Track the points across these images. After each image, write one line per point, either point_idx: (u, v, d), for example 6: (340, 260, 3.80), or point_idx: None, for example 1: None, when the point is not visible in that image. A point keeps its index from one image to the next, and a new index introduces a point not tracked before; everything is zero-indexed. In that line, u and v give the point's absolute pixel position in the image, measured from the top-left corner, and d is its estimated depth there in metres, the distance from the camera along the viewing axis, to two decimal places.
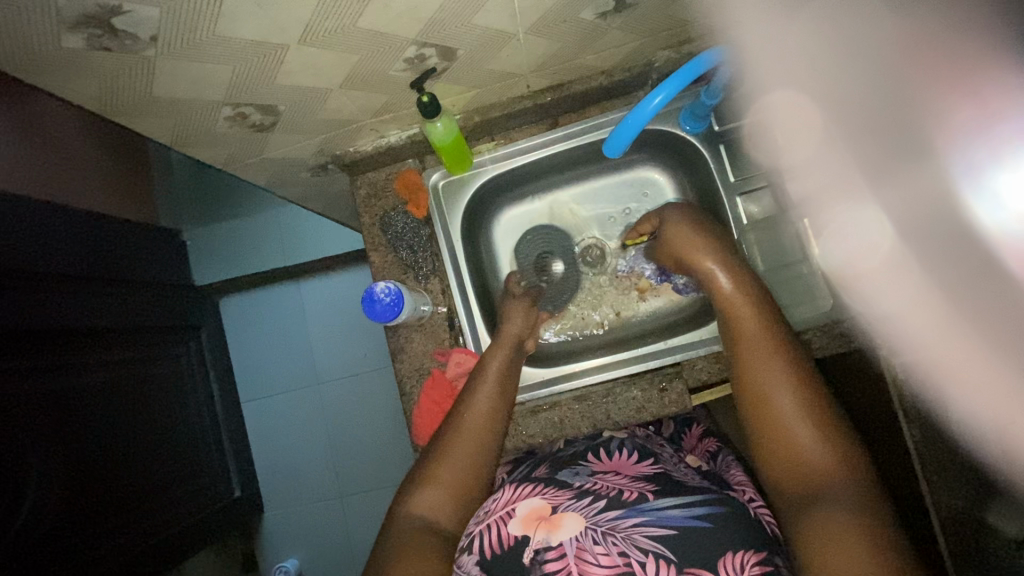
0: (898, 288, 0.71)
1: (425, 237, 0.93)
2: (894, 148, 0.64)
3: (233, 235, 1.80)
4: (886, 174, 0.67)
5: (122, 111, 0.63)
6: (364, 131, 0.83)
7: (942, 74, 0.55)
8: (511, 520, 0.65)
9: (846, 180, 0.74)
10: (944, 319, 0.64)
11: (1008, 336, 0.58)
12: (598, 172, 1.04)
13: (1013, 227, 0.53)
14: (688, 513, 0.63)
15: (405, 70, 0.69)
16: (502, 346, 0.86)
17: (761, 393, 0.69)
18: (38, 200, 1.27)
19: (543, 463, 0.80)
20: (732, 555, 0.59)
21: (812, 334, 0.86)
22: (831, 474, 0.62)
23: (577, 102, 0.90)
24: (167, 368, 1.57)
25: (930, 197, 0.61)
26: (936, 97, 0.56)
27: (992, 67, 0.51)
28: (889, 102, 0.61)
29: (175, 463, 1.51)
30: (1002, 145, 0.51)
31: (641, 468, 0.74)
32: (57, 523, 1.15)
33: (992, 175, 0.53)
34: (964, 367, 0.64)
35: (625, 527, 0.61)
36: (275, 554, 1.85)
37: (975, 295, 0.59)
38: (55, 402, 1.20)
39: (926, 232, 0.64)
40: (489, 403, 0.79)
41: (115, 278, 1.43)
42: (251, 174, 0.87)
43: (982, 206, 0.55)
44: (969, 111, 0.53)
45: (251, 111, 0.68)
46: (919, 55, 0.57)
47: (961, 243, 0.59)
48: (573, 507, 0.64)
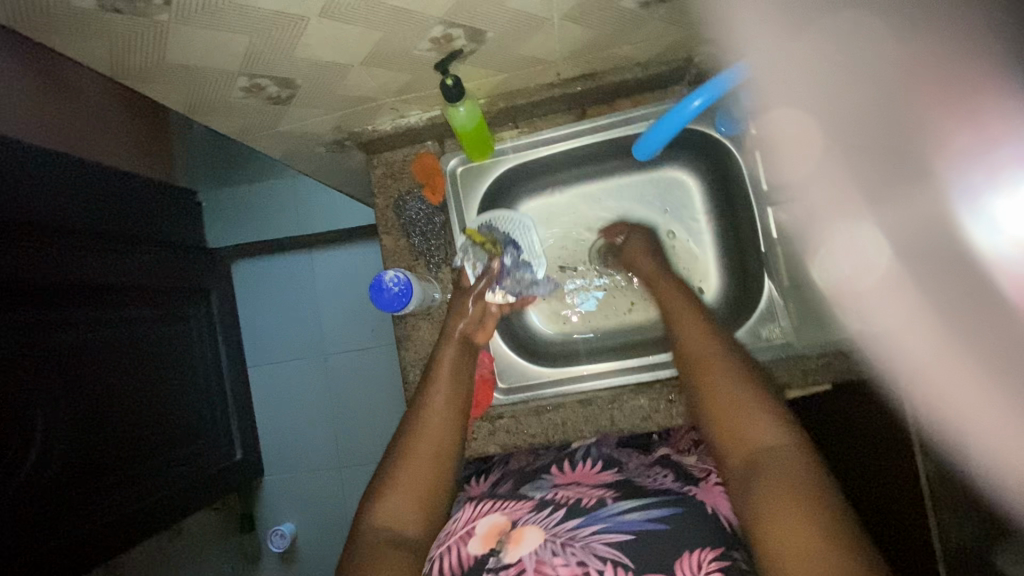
0: (899, 311, 0.75)
1: (439, 224, 0.90)
2: (900, 173, 0.68)
3: (254, 203, 1.81)
4: (889, 198, 0.72)
5: (139, 78, 0.61)
6: (384, 110, 0.79)
7: (941, 101, 0.59)
8: (470, 539, 0.64)
9: (851, 202, 0.79)
10: (939, 334, 0.70)
11: (997, 353, 0.61)
12: (625, 169, 0.99)
13: (1006, 250, 0.58)
14: (646, 516, 0.62)
15: (430, 50, 0.65)
16: (452, 342, 0.82)
17: (701, 371, 0.72)
18: (54, 151, 1.26)
19: (510, 478, 0.79)
20: (690, 556, 0.57)
21: (831, 358, 0.83)
22: (775, 450, 0.62)
23: (609, 94, 0.86)
24: (177, 329, 1.58)
25: (929, 215, 0.66)
26: (940, 125, 0.60)
27: (989, 97, 0.54)
28: (897, 129, 0.66)
29: (179, 422, 1.53)
30: (999, 169, 0.55)
31: (604, 476, 0.73)
32: (62, 473, 1.18)
33: (989, 200, 0.57)
34: (947, 380, 0.70)
35: (584, 536, 0.60)
36: (270, 518, 1.88)
37: (969, 314, 0.64)
38: (63, 356, 1.21)
39: (923, 250, 0.69)
40: (444, 407, 0.75)
41: (127, 236, 1.43)
42: (265, 146, 0.84)
43: (979, 229, 0.60)
44: (971, 136, 0.57)
45: (267, 83, 0.65)
46: (916, 89, 0.62)
47: (962, 264, 0.63)
48: (532, 520, 0.63)
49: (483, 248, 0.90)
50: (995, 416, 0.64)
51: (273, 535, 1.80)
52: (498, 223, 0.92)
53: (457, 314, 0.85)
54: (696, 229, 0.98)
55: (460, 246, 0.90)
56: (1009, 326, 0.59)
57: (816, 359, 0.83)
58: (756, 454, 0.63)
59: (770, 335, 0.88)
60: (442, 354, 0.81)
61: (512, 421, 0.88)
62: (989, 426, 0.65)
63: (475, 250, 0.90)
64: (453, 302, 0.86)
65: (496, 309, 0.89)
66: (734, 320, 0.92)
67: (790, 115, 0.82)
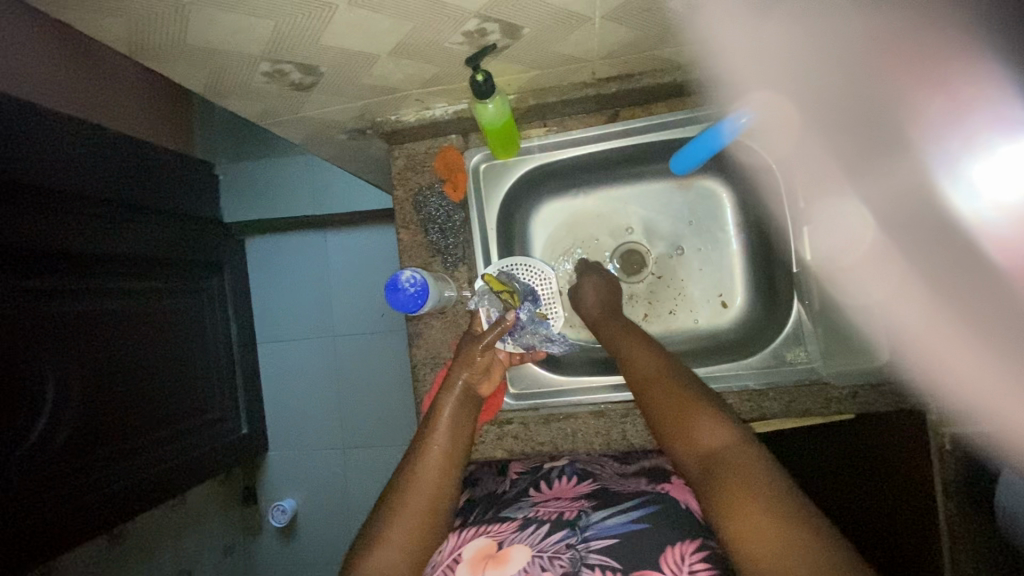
0: (882, 287, 0.76)
1: (458, 221, 0.88)
2: (875, 145, 0.68)
3: (264, 177, 1.73)
4: (867, 171, 0.72)
5: (160, 58, 0.59)
6: (408, 101, 0.76)
7: (915, 72, 0.58)
8: (456, 567, 0.60)
9: (830, 176, 0.79)
10: (927, 309, 0.69)
11: (984, 317, 0.62)
12: (654, 174, 0.96)
13: (991, 216, 0.59)
14: (626, 519, 0.62)
15: (463, 43, 0.62)
16: (452, 393, 0.76)
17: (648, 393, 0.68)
18: (61, 113, 1.27)
19: (486, 504, 0.74)
20: (673, 549, 0.57)
21: (858, 389, 0.80)
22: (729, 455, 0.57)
23: (643, 97, 0.83)
24: (188, 302, 1.58)
25: (910, 185, 0.66)
26: (910, 96, 0.60)
27: (962, 62, 0.55)
28: (867, 102, 0.65)
29: (186, 395, 1.54)
30: (973, 135, 0.56)
31: (580, 489, 0.72)
32: (69, 441, 1.18)
33: (966, 165, 0.59)
34: (938, 351, 0.70)
35: (571, 547, 0.59)
36: (273, 493, 1.90)
37: (959, 283, 0.64)
38: (73, 324, 1.21)
39: (905, 222, 0.70)
40: (443, 459, 0.69)
41: (141, 206, 1.42)
42: (285, 130, 0.82)
43: (960, 196, 0.61)
44: (941, 101, 0.58)
45: (290, 69, 0.63)
46: (888, 58, 0.59)
47: (944, 233, 0.64)
48: (518, 539, 0.61)
49: (502, 297, 0.83)
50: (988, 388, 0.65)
51: (274, 510, 1.82)
52: (518, 272, 0.87)
53: (464, 363, 0.79)
54: (719, 243, 0.96)
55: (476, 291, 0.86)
56: (1003, 294, 0.59)
57: (841, 389, 0.80)
58: (712, 460, 0.57)
59: (795, 358, 0.85)
60: (442, 406, 0.74)
61: (520, 427, 0.86)
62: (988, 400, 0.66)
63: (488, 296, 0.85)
64: (462, 347, 0.82)
65: (505, 357, 0.86)
66: (757, 339, 0.91)
67: (764, 99, 0.77)
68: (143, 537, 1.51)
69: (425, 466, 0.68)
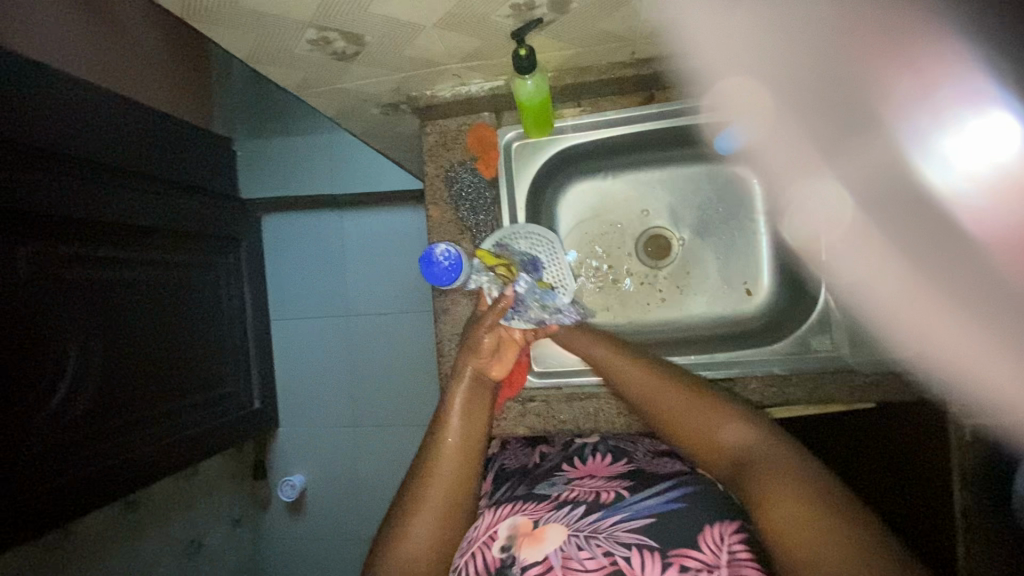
0: (866, 264, 0.80)
1: (488, 199, 0.89)
2: (851, 125, 0.74)
3: (284, 154, 1.74)
4: (845, 152, 0.79)
5: (208, 20, 0.60)
6: (446, 75, 0.76)
7: (880, 50, 0.63)
8: (493, 543, 0.61)
9: (808, 160, 0.86)
10: (908, 282, 0.75)
11: (959, 290, 0.67)
12: (684, 159, 0.96)
13: (964, 187, 0.63)
14: (664, 499, 0.62)
15: (509, 17, 0.62)
16: (462, 381, 0.77)
17: (652, 405, 0.73)
18: (84, 79, 1.28)
19: (520, 481, 0.74)
20: (712, 528, 0.56)
21: (883, 378, 0.81)
22: (752, 452, 0.61)
23: (679, 79, 0.84)
24: (204, 275, 1.59)
25: (885, 161, 0.72)
26: (884, 75, 0.64)
27: (922, 40, 0.59)
28: (849, 86, 0.69)
29: (200, 368, 1.55)
30: (943, 110, 0.60)
31: (616, 468, 0.73)
32: (89, 407, 1.20)
33: (939, 140, 0.63)
34: (922, 324, 0.74)
35: (608, 527, 0.59)
36: (283, 469, 1.93)
37: (934, 252, 0.69)
38: (94, 291, 1.22)
39: (882, 197, 0.75)
40: (459, 446, 0.72)
41: (161, 178, 1.42)
42: (319, 102, 0.82)
43: (934, 170, 0.66)
44: (911, 78, 0.62)
45: (335, 37, 0.63)
46: (857, 39, 0.65)
47: (922, 206, 0.69)
48: (555, 518, 0.61)
49: (499, 272, 0.83)
50: (970, 354, 0.68)
51: (284, 485, 1.85)
52: (514, 240, 0.87)
53: (470, 351, 0.79)
54: (745, 230, 0.96)
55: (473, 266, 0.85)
56: (978, 262, 0.63)
57: (865, 376, 0.81)
58: (738, 459, 0.62)
59: (819, 347, 0.85)
60: (453, 397, 0.76)
61: (543, 405, 0.88)
62: (971, 366, 0.69)
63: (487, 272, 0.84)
64: (467, 333, 0.81)
65: (519, 336, 0.85)
66: (781, 326, 0.92)
67: (738, 83, 0.82)
68: (157, 505, 1.54)
69: (442, 455, 0.70)
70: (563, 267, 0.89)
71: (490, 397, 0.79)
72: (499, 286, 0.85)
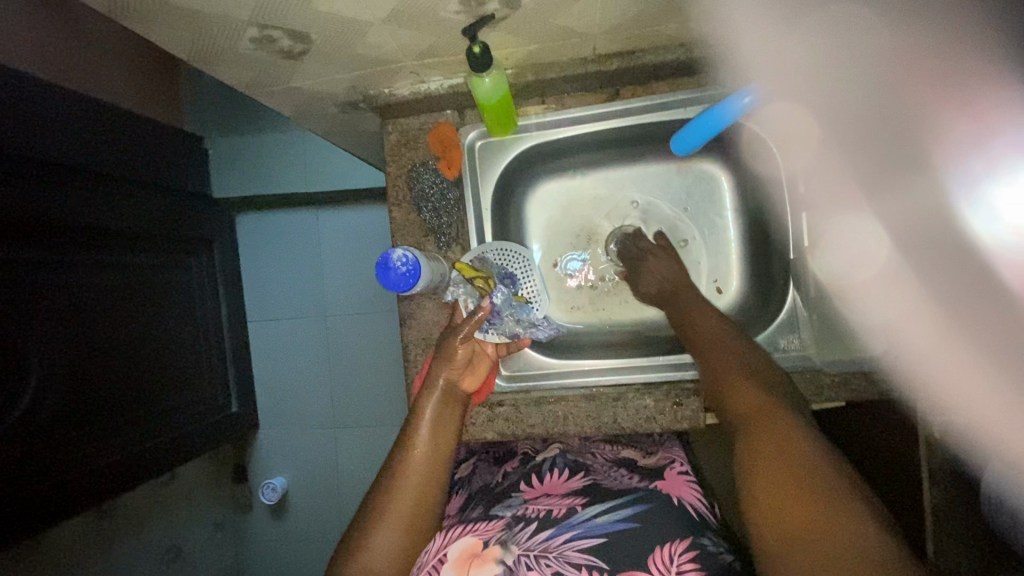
0: (895, 307, 0.73)
1: (452, 200, 0.87)
2: (893, 163, 0.66)
3: (255, 151, 1.69)
4: (884, 190, 0.70)
5: (141, 18, 0.57)
6: (403, 72, 0.74)
7: (938, 85, 0.58)
8: (442, 567, 0.61)
9: (845, 194, 0.77)
10: (939, 336, 0.68)
11: (996, 347, 0.61)
12: (654, 157, 0.94)
13: (1006, 240, 0.58)
14: (615, 518, 0.63)
15: (460, 12, 0.60)
16: (434, 392, 0.74)
17: (702, 349, 0.78)
18: (44, 79, 1.23)
19: (479, 501, 0.74)
20: (662, 549, 0.59)
21: (849, 376, 0.80)
22: (771, 411, 0.63)
23: (646, 76, 0.82)
24: (176, 278, 1.55)
25: (927, 208, 0.64)
26: (935, 113, 0.59)
27: (988, 83, 0.54)
28: (892, 118, 0.64)
29: (174, 372, 1.52)
30: (997, 158, 0.55)
31: (572, 484, 0.72)
32: (54, 418, 1.16)
33: (987, 188, 0.57)
34: (948, 373, 0.69)
35: (557, 546, 0.60)
36: (264, 472, 1.90)
37: (973, 308, 0.62)
38: (59, 300, 1.19)
39: (920, 244, 0.67)
40: (427, 458, 0.69)
41: (128, 179, 1.38)
42: (274, 101, 0.79)
43: (977, 219, 0.59)
44: (967, 123, 0.57)
45: (279, 35, 0.60)
46: (912, 74, 0.59)
47: (959, 256, 0.62)
48: (505, 538, 0.62)
49: (476, 283, 0.82)
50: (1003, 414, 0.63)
51: (264, 488, 1.82)
52: (491, 255, 0.86)
53: (442, 360, 0.77)
54: (714, 226, 0.96)
55: (453, 279, 0.86)
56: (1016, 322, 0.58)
57: (832, 376, 0.80)
58: (751, 411, 0.65)
59: (788, 346, 0.86)
60: (423, 406, 0.73)
61: (511, 409, 0.86)
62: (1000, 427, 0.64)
63: (463, 284, 0.85)
64: (441, 341, 0.79)
65: (491, 349, 0.85)
66: (750, 325, 0.91)
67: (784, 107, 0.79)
68: (132, 511, 1.51)
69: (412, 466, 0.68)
70: (536, 281, 0.90)
71: (462, 408, 0.77)
72: (475, 298, 0.85)
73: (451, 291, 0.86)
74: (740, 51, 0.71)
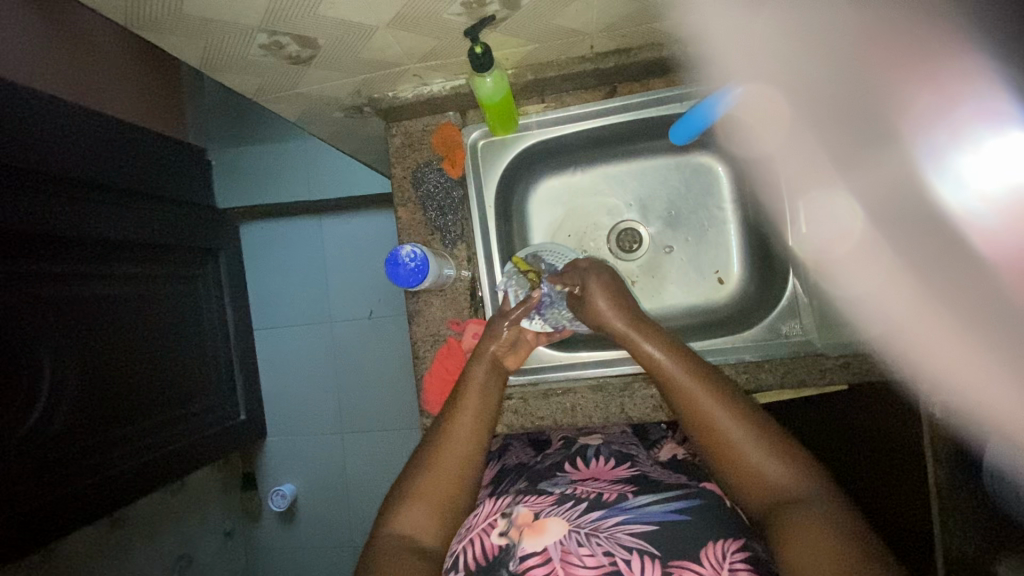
0: (871, 278, 0.74)
1: (457, 199, 0.89)
2: (861, 137, 0.64)
3: (258, 161, 1.71)
4: (856, 162, 0.68)
5: (155, 27, 0.59)
6: (407, 75, 0.76)
7: (891, 56, 0.54)
8: (493, 532, 0.62)
9: (820, 166, 0.77)
10: (910, 307, 0.67)
11: (970, 321, 0.58)
12: (651, 152, 0.97)
13: (977, 209, 0.53)
14: (667, 508, 0.63)
15: (461, 14, 0.62)
16: (482, 364, 0.80)
17: (684, 401, 0.70)
18: (47, 92, 1.24)
19: (521, 475, 0.76)
20: (714, 545, 0.58)
21: (851, 359, 0.82)
22: (796, 491, 0.61)
23: (640, 72, 0.84)
24: (181, 288, 1.56)
25: (898, 179, 0.62)
26: (892, 84, 0.55)
27: (944, 48, 0.48)
28: (853, 93, 0.61)
29: (178, 383, 1.52)
30: (961, 126, 0.49)
31: (619, 472, 0.73)
32: (66, 427, 1.18)
33: (953, 158, 0.53)
34: (933, 348, 0.67)
35: (608, 527, 0.60)
36: (272, 479, 1.91)
37: (957, 277, 0.58)
38: (66, 309, 1.20)
39: (896, 214, 0.65)
40: (471, 425, 0.74)
41: (132, 191, 1.40)
42: (281, 107, 0.81)
43: (946, 187, 0.55)
44: (930, 92, 0.51)
45: (287, 41, 0.62)
46: (867, 48, 0.56)
47: (935, 224, 0.59)
48: (556, 512, 0.62)
49: (528, 277, 0.87)
50: (985, 395, 0.60)
51: (273, 495, 1.83)
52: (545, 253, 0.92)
53: (490, 336, 0.82)
54: (710, 218, 0.98)
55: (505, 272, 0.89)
56: (992, 297, 0.54)
57: (833, 359, 0.83)
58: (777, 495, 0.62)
59: (790, 331, 0.88)
60: (472, 376, 0.79)
61: (519, 402, 0.88)
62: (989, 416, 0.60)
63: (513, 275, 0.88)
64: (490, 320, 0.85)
65: (533, 336, 0.87)
66: (751, 314, 0.93)
67: (762, 91, 0.79)
68: (144, 520, 1.52)
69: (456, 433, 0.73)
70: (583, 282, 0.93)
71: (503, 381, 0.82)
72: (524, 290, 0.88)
73: (502, 282, 0.89)
74: (731, 41, 0.73)
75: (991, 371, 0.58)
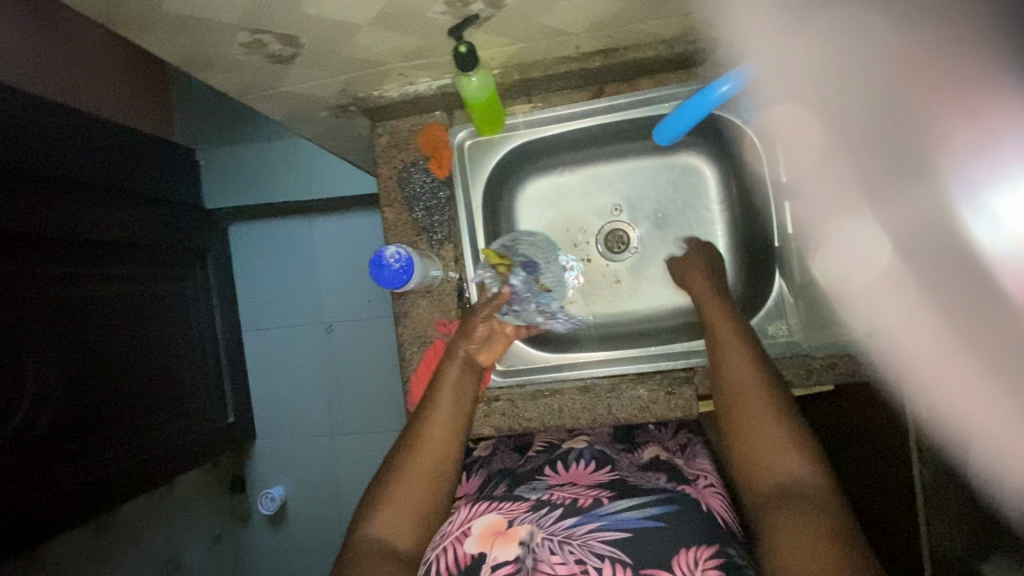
0: (896, 308, 0.73)
1: (443, 199, 0.88)
2: (898, 164, 0.66)
3: (247, 161, 1.70)
4: (888, 192, 0.70)
5: (134, 24, 0.58)
6: (392, 74, 0.76)
7: (938, 92, 0.57)
8: (466, 539, 0.63)
9: (847, 196, 0.78)
10: (936, 335, 0.68)
11: (997, 354, 0.60)
12: (639, 152, 0.97)
13: (1006, 246, 0.55)
14: (641, 514, 0.62)
15: (446, 13, 0.61)
16: (455, 362, 0.80)
17: (732, 394, 0.71)
18: (28, 90, 1.22)
19: (501, 480, 0.76)
20: (686, 552, 0.58)
21: (837, 359, 0.82)
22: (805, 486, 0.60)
23: (627, 72, 0.84)
24: (170, 289, 1.54)
25: (931, 210, 0.64)
26: (937, 116, 0.58)
27: (987, 86, 0.52)
28: (897, 121, 0.64)
29: (167, 385, 1.50)
30: (997, 167, 0.53)
31: (598, 476, 0.72)
32: (52, 430, 1.17)
33: (989, 194, 0.55)
34: (954, 383, 0.68)
35: (581, 535, 0.60)
36: (261, 481, 1.89)
37: (975, 312, 0.61)
38: (50, 311, 1.18)
39: (922, 249, 0.68)
40: (445, 426, 0.74)
41: (120, 190, 1.38)
42: (266, 106, 0.80)
43: (979, 224, 0.58)
44: (970, 129, 0.55)
45: (270, 39, 0.62)
46: (916, 78, 0.59)
47: (963, 261, 0.61)
48: (528, 519, 0.63)
49: (500, 270, 0.87)
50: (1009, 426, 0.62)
51: (262, 498, 1.82)
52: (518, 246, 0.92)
53: (462, 334, 0.82)
54: (698, 219, 0.98)
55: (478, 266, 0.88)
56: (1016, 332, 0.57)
57: (819, 360, 0.82)
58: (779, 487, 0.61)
59: (776, 332, 0.88)
60: (446, 374, 0.78)
61: (507, 404, 0.87)
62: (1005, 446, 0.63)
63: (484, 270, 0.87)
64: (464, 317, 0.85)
65: (511, 329, 0.86)
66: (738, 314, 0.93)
67: (785, 113, 0.82)
68: (131, 524, 1.51)
69: (429, 434, 0.73)
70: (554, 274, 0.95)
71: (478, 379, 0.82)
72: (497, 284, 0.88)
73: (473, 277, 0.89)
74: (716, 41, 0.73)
75: (1008, 398, 0.61)
